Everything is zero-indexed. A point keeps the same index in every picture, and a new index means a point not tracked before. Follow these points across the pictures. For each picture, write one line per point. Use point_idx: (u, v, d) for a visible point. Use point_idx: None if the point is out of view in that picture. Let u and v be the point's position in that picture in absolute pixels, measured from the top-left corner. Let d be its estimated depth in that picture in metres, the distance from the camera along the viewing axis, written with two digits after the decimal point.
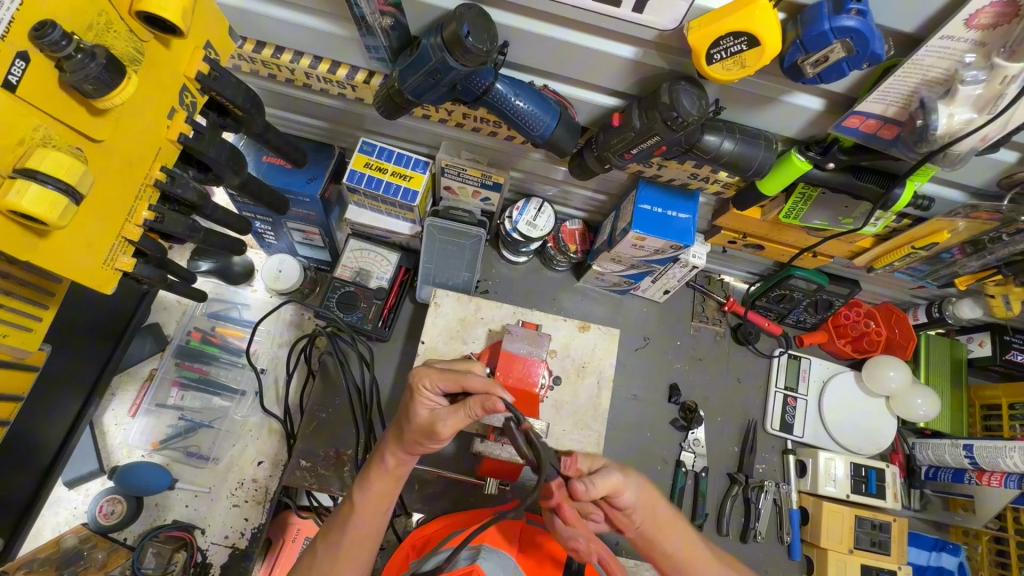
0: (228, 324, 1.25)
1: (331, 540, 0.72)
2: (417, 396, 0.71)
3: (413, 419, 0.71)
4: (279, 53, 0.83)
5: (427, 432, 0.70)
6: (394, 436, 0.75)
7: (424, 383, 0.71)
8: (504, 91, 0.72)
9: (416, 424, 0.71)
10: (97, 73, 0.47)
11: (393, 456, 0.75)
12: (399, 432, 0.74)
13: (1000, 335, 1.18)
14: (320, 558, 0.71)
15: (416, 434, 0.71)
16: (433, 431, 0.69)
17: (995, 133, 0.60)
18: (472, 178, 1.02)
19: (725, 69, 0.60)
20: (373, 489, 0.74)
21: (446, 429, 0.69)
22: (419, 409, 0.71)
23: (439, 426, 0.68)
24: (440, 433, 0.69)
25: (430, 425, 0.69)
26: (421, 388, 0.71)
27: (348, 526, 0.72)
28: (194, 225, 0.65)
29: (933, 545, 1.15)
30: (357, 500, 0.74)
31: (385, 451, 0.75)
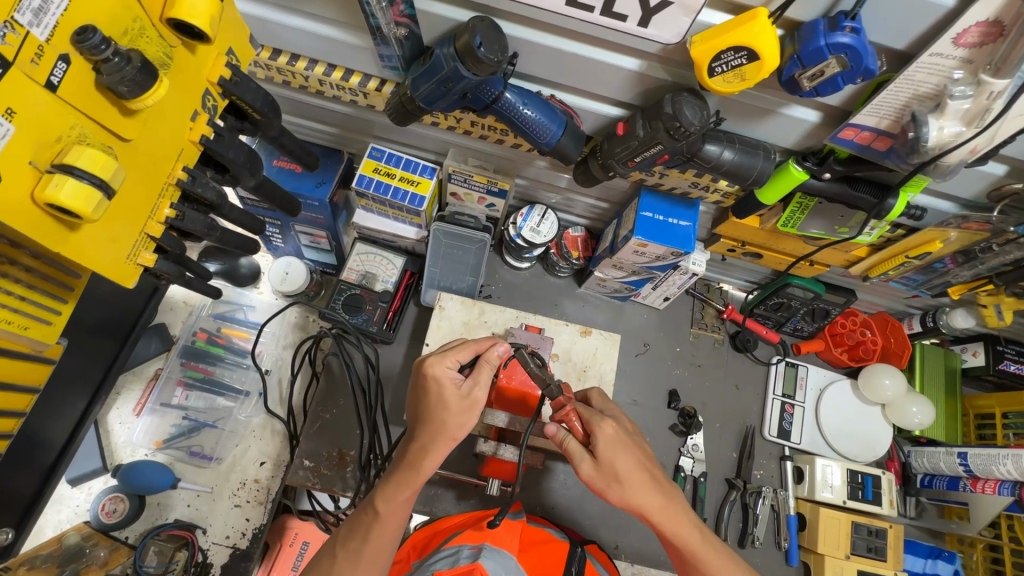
0: (234, 325, 1.27)
1: (353, 545, 0.73)
2: (444, 380, 0.74)
3: (450, 403, 0.73)
4: (294, 61, 0.86)
5: (468, 407, 0.73)
6: (435, 435, 0.73)
7: (444, 364, 0.75)
8: (513, 100, 0.75)
9: (457, 405, 0.73)
10: (133, 75, 0.49)
11: (438, 453, 0.73)
12: (437, 429, 0.73)
13: (993, 345, 1.20)
14: (343, 558, 0.72)
15: (459, 417, 0.73)
16: (475, 400, 0.74)
17: (983, 146, 0.62)
18: (478, 185, 1.05)
19: (726, 82, 0.63)
20: (401, 498, 0.73)
21: (483, 392, 0.74)
22: (451, 391, 0.73)
23: (477, 392, 0.74)
24: (479, 399, 0.74)
25: (470, 398, 0.73)
26: (445, 370, 0.74)
27: (371, 532, 0.72)
28: (212, 223, 0.67)
29: (928, 553, 1.16)
30: (382, 510, 0.73)
31: (426, 453, 0.73)
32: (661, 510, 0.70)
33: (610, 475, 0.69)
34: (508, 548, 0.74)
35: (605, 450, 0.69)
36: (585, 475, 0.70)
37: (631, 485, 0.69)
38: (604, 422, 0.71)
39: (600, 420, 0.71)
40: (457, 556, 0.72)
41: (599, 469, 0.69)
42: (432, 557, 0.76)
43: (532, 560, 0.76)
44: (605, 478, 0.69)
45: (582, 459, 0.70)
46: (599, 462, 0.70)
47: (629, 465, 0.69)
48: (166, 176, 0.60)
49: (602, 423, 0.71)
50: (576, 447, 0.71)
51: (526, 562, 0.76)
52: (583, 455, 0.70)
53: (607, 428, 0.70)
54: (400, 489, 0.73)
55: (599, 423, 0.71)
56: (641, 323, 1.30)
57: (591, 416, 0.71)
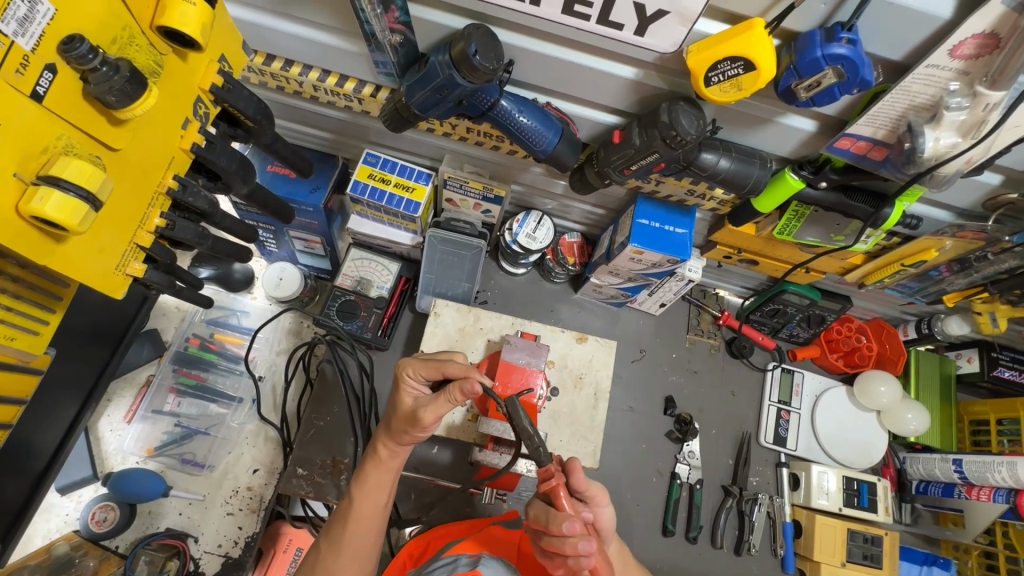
0: (227, 330, 1.26)
1: (334, 533, 0.76)
2: (402, 388, 0.78)
3: (400, 408, 0.77)
4: (288, 67, 0.85)
5: (410, 422, 0.74)
6: (383, 434, 0.78)
7: (408, 373, 0.78)
8: (509, 107, 0.75)
9: (401, 415, 0.76)
10: (121, 85, 0.49)
11: (387, 450, 0.78)
12: (387, 428, 0.77)
13: (988, 352, 1.20)
14: (326, 550, 0.76)
15: (402, 426, 0.75)
16: (416, 418, 0.74)
17: (979, 157, 0.62)
18: (473, 191, 1.04)
19: (722, 91, 0.62)
20: (371, 483, 0.77)
21: (428, 415, 0.73)
22: (406, 399, 0.77)
23: (420, 411, 0.73)
24: (421, 420, 0.73)
25: (414, 414, 0.74)
26: (407, 378, 0.78)
27: (348, 521, 0.75)
28: (203, 232, 0.67)
29: (924, 560, 1.16)
30: (354, 496, 0.77)
31: (382, 444, 0.78)
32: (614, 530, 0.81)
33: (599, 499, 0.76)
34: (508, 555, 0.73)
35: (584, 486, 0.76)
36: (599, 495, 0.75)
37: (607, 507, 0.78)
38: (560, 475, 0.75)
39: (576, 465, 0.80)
40: (455, 564, 0.70)
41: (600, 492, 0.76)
42: (429, 564, 0.74)
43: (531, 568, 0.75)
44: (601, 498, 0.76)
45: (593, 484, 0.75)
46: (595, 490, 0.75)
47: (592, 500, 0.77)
48: (156, 185, 0.59)
49: None
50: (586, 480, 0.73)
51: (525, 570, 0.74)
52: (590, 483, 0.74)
53: None
54: (367, 475, 0.77)
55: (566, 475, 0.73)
56: (637, 328, 1.29)
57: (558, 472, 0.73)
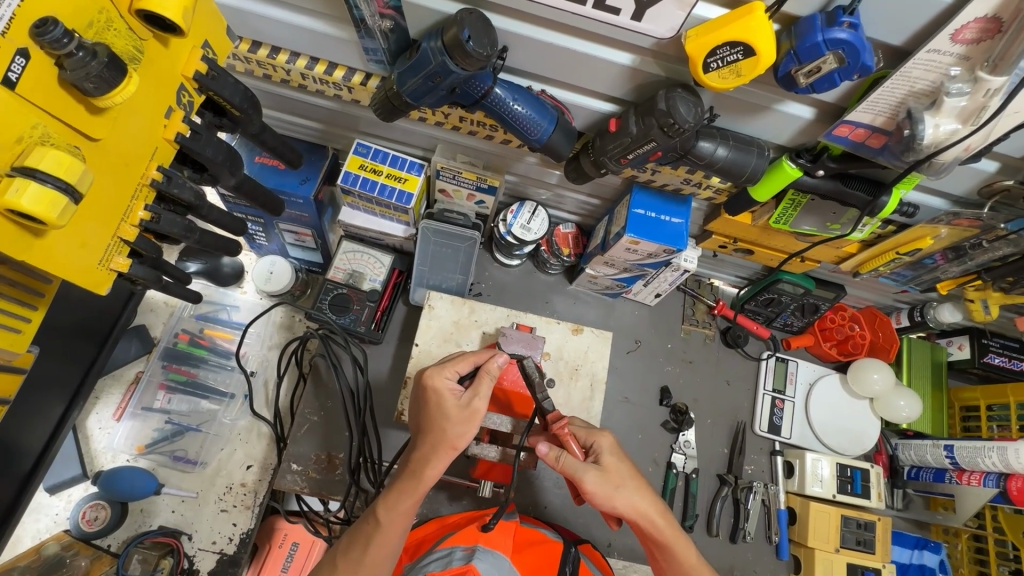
0: (217, 325, 1.24)
1: (352, 556, 0.69)
2: (442, 391, 0.73)
3: (447, 412, 0.72)
4: (275, 54, 0.83)
5: (467, 417, 0.72)
6: (435, 444, 0.71)
7: (443, 375, 0.75)
8: (503, 95, 0.73)
9: (456, 415, 0.72)
10: (99, 71, 0.47)
11: (439, 463, 0.71)
12: (435, 437, 0.72)
13: (978, 339, 1.21)
14: (343, 567, 0.69)
15: (459, 426, 0.72)
16: (474, 411, 0.72)
17: (978, 143, 0.62)
18: (467, 181, 1.03)
19: (721, 78, 0.61)
20: (403, 507, 0.70)
21: (483, 403, 0.73)
22: (450, 401, 0.73)
23: (476, 402, 0.73)
24: (479, 409, 0.72)
25: (469, 408, 0.72)
26: (444, 381, 0.74)
27: (371, 543, 0.69)
28: (190, 225, 0.64)
29: (915, 544, 1.18)
30: (382, 520, 0.70)
31: (427, 462, 0.71)
32: (660, 513, 0.72)
33: (614, 480, 0.71)
34: (502, 549, 0.74)
35: (607, 456, 0.73)
36: (589, 486, 0.70)
37: (634, 487, 0.71)
38: (600, 435, 0.75)
39: (597, 433, 0.75)
40: (449, 558, 0.71)
41: (603, 476, 0.70)
42: (424, 559, 0.74)
43: (526, 561, 0.76)
44: (610, 483, 0.70)
45: (585, 470, 0.70)
46: (602, 470, 0.71)
47: (626, 470, 0.72)
48: (139, 177, 0.57)
49: (601, 433, 0.75)
50: (577, 460, 0.71)
51: (520, 562, 0.75)
52: (587, 466, 0.70)
53: (607, 437, 0.75)
54: (401, 498, 0.71)
55: (599, 434, 0.75)
56: (633, 319, 1.29)
57: (589, 431, 0.76)
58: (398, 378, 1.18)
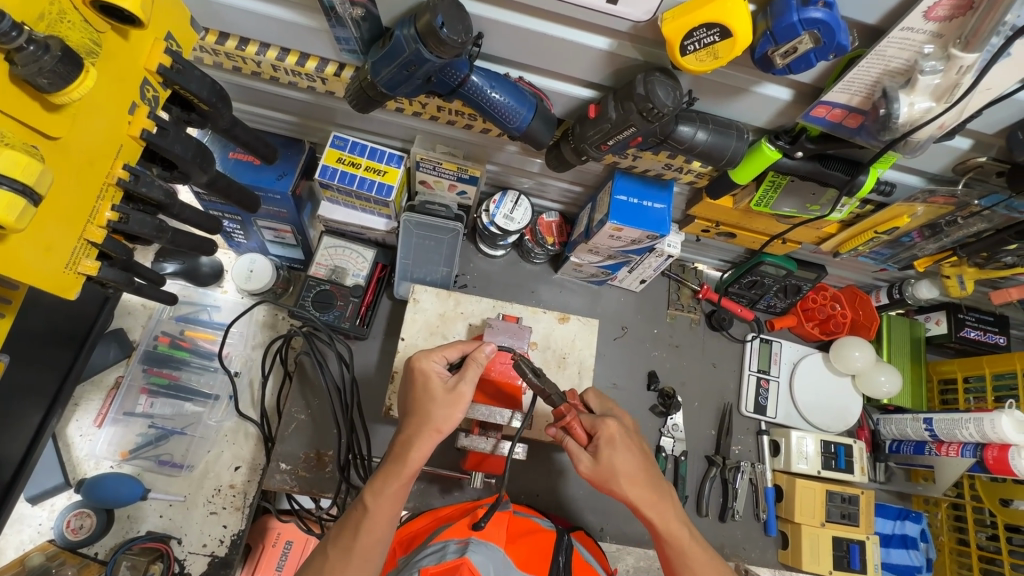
0: (198, 327, 1.23)
1: (343, 544, 0.69)
2: (428, 373, 0.74)
3: (432, 392, 0.73)
4: (243, 45, 0.81)
5: (453, 400, 0.72)
6: (419, 427, 0.71)
7: (431, 359, 0.76)
8: (480, 83, 0.72)
9: (441, 397, 0.72)
10: (53, 65, 0.45)
11: (423, 446, 0.71)
12: (419, 419, 0.72)
13: (955, 314, 1.24)
14: (333, 557, 0.68)
15: (443, 409, 0.72)
16: (458, 394, 0.72)
17: (951, 121, 0.62)
18: (447, 172, 1.01)
19: (699, 61, 0.61)
20: (389, 492, 0.70)
21: (468, 387, 0.73)
22: (435, 382, 0.73)
23: (462, 386, 0.73)
24: (465, 393, 0.72)
25: (454, 391, 0.72)
26: (432, 364, 0.75)
27: (360, 529, 0.69)
28: (161, 224, 0.63)
29: (897, 514, 1.22)
30: (370, 505, 0.70)
31: (411, 444, 0.71)
32: (650, 504, 0.72)
33: (607, 473, 0.72)
34: (496, 540, 0.74)
35: (605, 449, 0.72)
36: (583, 472, 0.73)
37: (628, 481, 0.71)
38: (607, 423, 0.74)
39: (602, 422, 0.74)
40: (443, 550, 0.71)
41: (597, 467, 0.72)
42: (418, 553, 0.74)
43: (520, 551, 0.75)
44: (602, 475, 0.72)
45: (580, 457, 0.73)
46: (597, 462, 0.72)
47: (623, 463, 0.72)
48: (104, 177, 0.55)
49: (604, 422, 0.74)
50: (573, 448, 0.74)
51: (514, 553, 0.74)
52: (582, 454, 0.73)
53: (610, 427, 0.73)
54: (386, 483, 0.70)
55: (603, 422, 0.74)
56: (618, 306, 1.29)
57: (594, 419, 0.75)
58: (384, 374, 1.17)
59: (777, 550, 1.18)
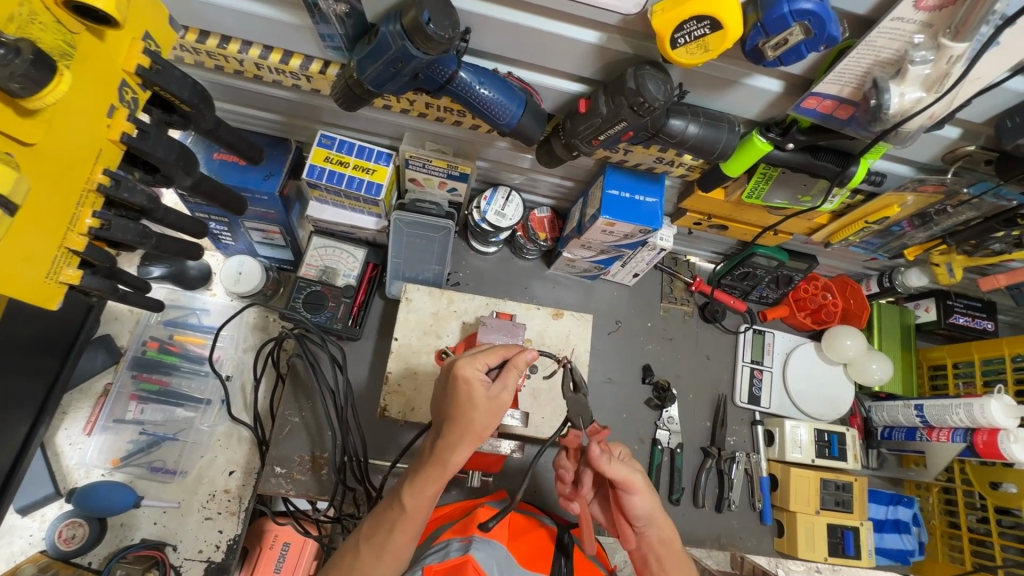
0: (187, 331, 1.21)
1: (376, 541, 0.68)
2: (473, 382, 0.67)
3: (474, 402, 0.66)
4: (225, 43, 0.79)
5: (496, 409, 0.67)
6: (460, 434, 0.67)
7: (474, 365, 0.69)
8: (468, 79, 0.71)
9: (485, 406, 0.67)
10: (25, 70, 0.43)
11: (463, 451, 0.67)
12: (462, 427, 0.67)
13: (944, 301, 1.25)
14: (367, 554, 0.68)
15: (486, 417, 0.67)
16: (502, 403, 0.68)
17: (942, 111, 0.62)
18: (437, 170, 1.00)
19: (689, 54, 0.60)
20: (428, 493, 0.68)
21: (509, 396, 0.68)
22: (479, 391, 0.67)
23: (506, 395, 0.68)
24: (508, 402, 0.68)
25: (498, 400, 0.67)
26: (476, 371, 0.68)
27: (396, 529, 0.68)
28: (144, 230, 0.61)
29: (889, 500, 1.23)
30: (408, 504, 0.68)
31: (452, 450, 0.67)
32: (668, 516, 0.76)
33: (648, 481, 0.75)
34: (499, 538, 0.73)
35: None
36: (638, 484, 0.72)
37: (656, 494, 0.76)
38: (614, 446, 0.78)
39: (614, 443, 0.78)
40: (446, 549, 0.71)
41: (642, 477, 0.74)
42: (422, 553, 0.74)
43: (521, 550, 0.75)
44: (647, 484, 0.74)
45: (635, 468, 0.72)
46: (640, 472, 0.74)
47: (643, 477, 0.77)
48: (84, 183, 0.54)
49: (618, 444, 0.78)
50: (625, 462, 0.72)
51: (517, 551, 0.74)
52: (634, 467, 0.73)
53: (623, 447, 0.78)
54: (426, 484, 0.68)
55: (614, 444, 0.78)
56: (612, 300, 1.29)
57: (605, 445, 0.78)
58: (378, 375, 1.15)
59: (773, 538, 1.19)
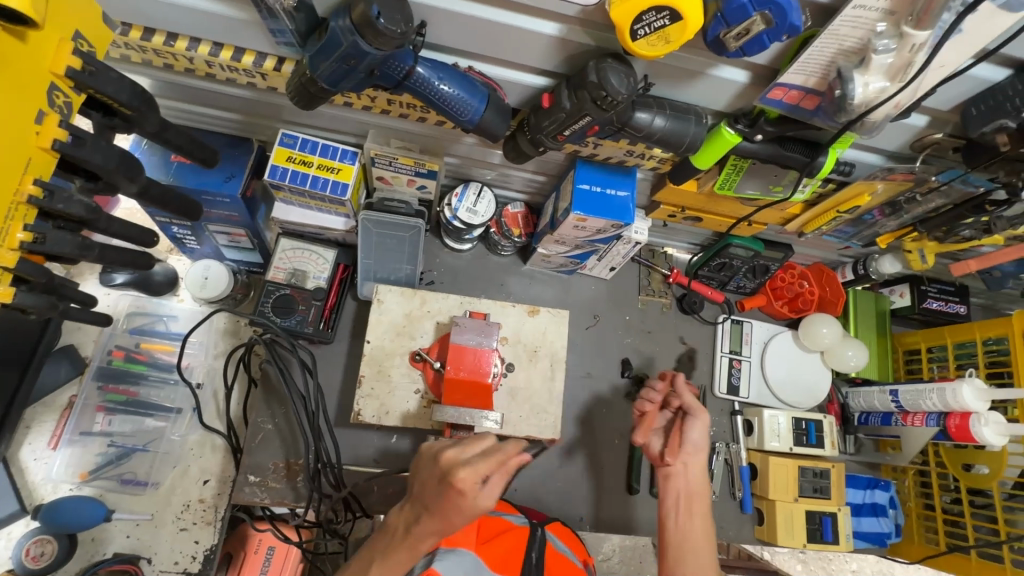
0: (154, 338, 1.17)
1: None
2: (467, 491, 0.63)
3: (460, 507, 0.64)
4: (172, 41, 0.75)
5: (477, 514, 0.65)
6: (435, 526, 0.66)
7: (473, 474, 0.64)
8: (427, 75, 0.69)
9: (468, 512, 0.64)
10: None
11: (432, 538, 0.68)
12: (443, 524, 0.66)
13: (918, 286, 1.26)
14: None
15: (465, 520, 0.65)
16: (485, 510, 0.65)
17: (907, 99, 0.61)
18: (405, 167, 0.97)
19: (650, 46, 0.58)
20: (392, 573, 0.69)
21: (496, 502, 0.65)
22: (468, 501, 0.64)
23: (494, 502, 0.65)
24: (491, 508, 0.66)
25: (483, 508, 0.65)
26: (473, 482, 0.63)
27: None
28: (84, 242, 0.59)
29: (868, 484, 1.24)
30: None
31: (423, 535, 0.67)
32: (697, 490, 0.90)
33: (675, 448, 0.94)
34: (464, 545, 0.73)
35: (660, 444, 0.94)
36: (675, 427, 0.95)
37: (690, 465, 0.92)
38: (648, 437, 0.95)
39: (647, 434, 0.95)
40: (413, 567, 0.71)
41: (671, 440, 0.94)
42: None
43: (492, 553, 0.75)
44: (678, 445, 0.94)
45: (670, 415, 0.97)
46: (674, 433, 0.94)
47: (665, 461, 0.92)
48: (12, 195, 0.51)
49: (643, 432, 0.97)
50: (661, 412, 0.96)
51: (486, 555, 0.74)
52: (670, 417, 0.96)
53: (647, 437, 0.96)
54: (391, 563, 0.69)
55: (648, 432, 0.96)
56: (590, 294, 1.28)
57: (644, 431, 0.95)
58: (351, 380, 1.12)
59: (753, 526, 1.20)
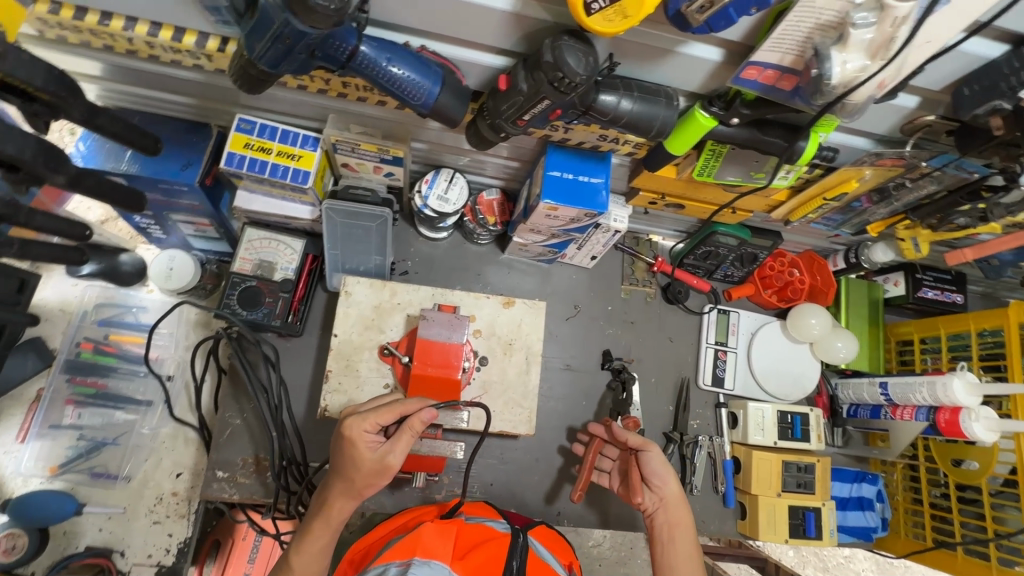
0: (123, 329, 1.12)
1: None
2: (359, 442, 0.74)
3: (361, 465, 0.74)
4: (106, 20, 0.70)
5: (380, 471, 0.74)
6: (343, 490, 0.75)
7: (363, 427, 0.74)
8: (373, 54, 0.64)
9: (368, 468, 0.74)
10: None
11: (343, 501, 0.76)
12: (345, 483, 0.75)
13: (913, 274, 1.21)
14: None
15: (367, 477, 0.74)
16: (386, 467, 0.74)
17: (891, 78, 0.56)
18: (369, 153, 0.92)
19: (607, 21, 0.53)
20: (314, 547, 0.76)
21: (397, 459, 0.74)
22: (366, 454, 0.74)
23: (391, 457, 0.74)
24: (393, 464, 0.74)
25: (383, 463, 0.73)
26: (363, 434, 0.74)
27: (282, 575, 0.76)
28: None
29: (854, 478, 1.21)
30: (296, 563, 0.76)
31: (334, 498, 0.76)
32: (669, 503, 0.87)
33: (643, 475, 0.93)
34: (441, 557, 0.69)
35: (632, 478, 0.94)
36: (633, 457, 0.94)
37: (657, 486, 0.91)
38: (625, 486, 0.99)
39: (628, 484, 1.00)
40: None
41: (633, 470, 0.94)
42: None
43: (467, 563, 0.71)
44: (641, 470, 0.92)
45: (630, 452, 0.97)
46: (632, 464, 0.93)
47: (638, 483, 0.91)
48: None
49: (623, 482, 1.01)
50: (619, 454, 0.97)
51: (461, 567, 0.70)
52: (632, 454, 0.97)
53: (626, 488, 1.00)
54: (312, 540, 0.76)
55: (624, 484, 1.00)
56: (570, 283, 1.24)
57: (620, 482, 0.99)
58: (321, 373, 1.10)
59: (736, 521, 1.17)
